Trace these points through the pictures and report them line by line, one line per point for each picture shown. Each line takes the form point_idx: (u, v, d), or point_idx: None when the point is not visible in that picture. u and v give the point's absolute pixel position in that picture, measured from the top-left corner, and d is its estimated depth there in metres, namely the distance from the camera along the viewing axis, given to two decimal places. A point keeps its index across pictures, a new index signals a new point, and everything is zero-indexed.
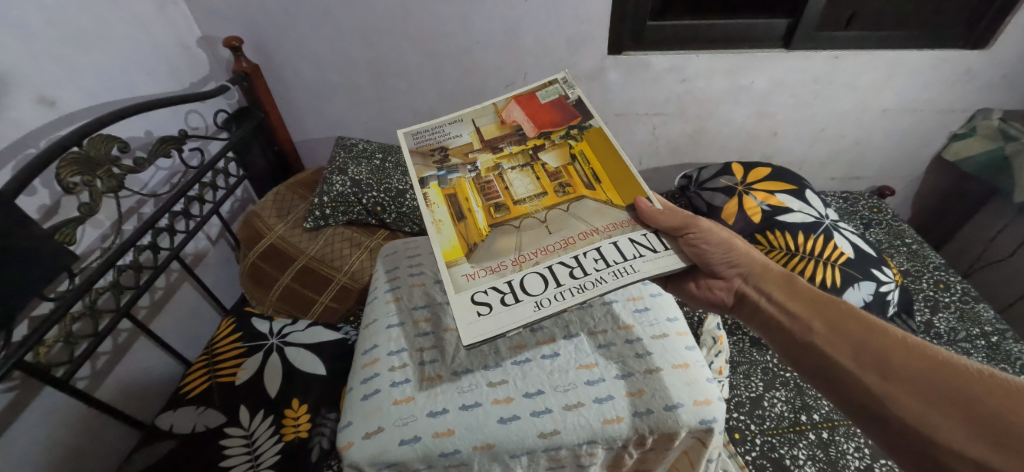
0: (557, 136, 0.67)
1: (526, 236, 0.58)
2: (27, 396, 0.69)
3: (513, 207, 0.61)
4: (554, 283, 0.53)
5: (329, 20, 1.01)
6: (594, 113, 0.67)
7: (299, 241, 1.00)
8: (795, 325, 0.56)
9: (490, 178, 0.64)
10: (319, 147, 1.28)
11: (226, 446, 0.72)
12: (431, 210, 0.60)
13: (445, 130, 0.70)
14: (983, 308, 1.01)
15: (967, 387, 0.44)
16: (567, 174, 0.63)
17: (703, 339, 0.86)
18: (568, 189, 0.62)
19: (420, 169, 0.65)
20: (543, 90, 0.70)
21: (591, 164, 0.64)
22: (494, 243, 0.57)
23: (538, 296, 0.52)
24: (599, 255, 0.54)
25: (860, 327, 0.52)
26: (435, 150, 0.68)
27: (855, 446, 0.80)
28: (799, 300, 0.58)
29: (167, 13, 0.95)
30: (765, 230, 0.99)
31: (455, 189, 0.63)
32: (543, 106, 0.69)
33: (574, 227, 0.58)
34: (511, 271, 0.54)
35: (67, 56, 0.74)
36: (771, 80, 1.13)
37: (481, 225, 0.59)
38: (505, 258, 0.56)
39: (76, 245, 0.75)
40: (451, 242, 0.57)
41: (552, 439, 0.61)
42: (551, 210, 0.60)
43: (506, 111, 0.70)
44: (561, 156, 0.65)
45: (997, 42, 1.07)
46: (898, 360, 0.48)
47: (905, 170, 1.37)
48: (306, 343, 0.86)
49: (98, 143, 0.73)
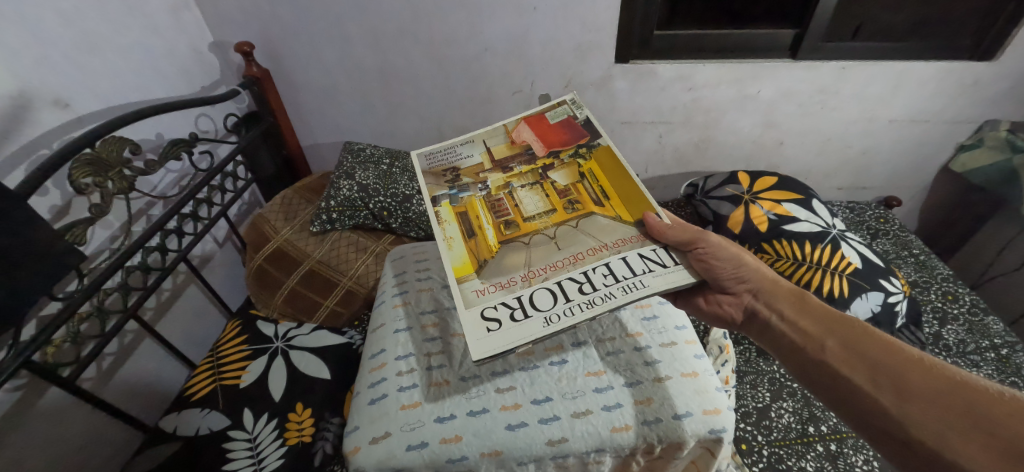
0: (567, 155, 0.68)
1: (536, 252, 0.58)
2: (33, 395, 0.69)
3: (522, 224, 0.61)
4: (563, 298, 0.52)
5: (340, 27, 1.02)
6: (601, 131, 0.68)
7: (306, 247, 1.01)
8: (808, 344, 0.56)
9: (500, 196, 0.65)
10: (327, 152, 1.29)
11: (230, 449, 0.71)
12: (442, 228, 0.61)
13: (457, 150, 0.73)
14: (992, 321, 1.00)
15: (986, 410, 0.44)
16: (576, 191, 0.64)
17: (710, 348, 0.84)
18: (577, 206, 0.62)
19: (432, 188, 0.67)
20: (552, 110, 0.72)
21: (600, 182, 0.64)
22: (504, 259, 0.58)
23: (547, 311, 0.51)
24: (608, 270, 0.54)
25: (874, 350, 0.52)
26: (446, 170, 0.70)
27: (864, 459, 0.78)
28: (810, 318, 0.58)
29: (180, 18, 0.96)
30: (773, 239, 0.99)
31: (466, 207, 0.64)
32: (552, 126, 0.70)
33: (583, 242, 0.58)
34: (520, 287, 0.54)
35: (83, 59, 0.75)
36: (779, 89, 1.13)
37: (491, 242, 0.60)
38: (515, 274, 0.56)
39: (86, 245, 0.76)
40: (462, 258, 0.58)
41: (561, 446, 0.61)
42: (560, 226, 0.60)
43: (517, 131, 0.72)
44: (570, 175, 0.66)
45: (1005, 54, 1.07)
46: (916, 381, 0.48)
47: (913, 181, 1.36)
48: (311, 346, 0.86)
49: (110, 145, 0.74)
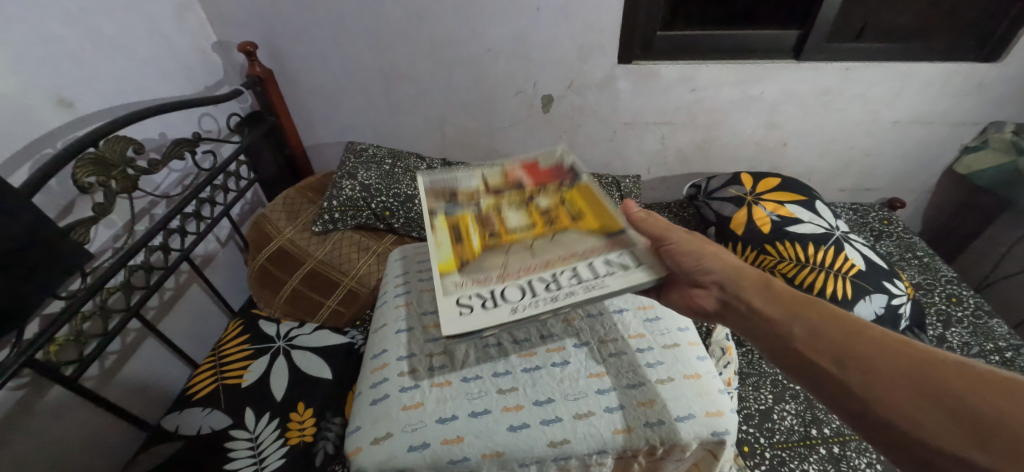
0: (551, 188, 0.66)
1: (515, 256, 0.56)
2: (35, 394, 0.69)
3: (503, 235, 0.59)
4: (531, 293, 0.50)
5: (343, 27, 1.02)
6: (584, 171, 0.68)
7: (307, 246, 1.01)
8: (779, 332, 0.49)
9: (487, 212, 0.63)
10: (329, 152, 1.29)
11: (232, 448, 0.71)
12: (435, 231, 0.60)
13: (452, 175, 0.71)
14: (996, 323, 1.00)
15: (972, 400, 0.38)
16: (557, 212, 0.62)
17: (713, 349, 0.84)
18: (556, 223, 0.60)
19: (428, 200, 0.65)
20: (542, 156, 0.73)
21: (580, 206, 0.62)
22: (483, 261, 0.55)
23: (515, 302, 0.49)
24: (577, 272, 0.52)
25: (848, 339, 0.45)
26: (442, 189, 0.68)
27: (867, 462, 0.78)
28: (779, 304, 0.50)
29: (184, 18, 0.96)
30: (775, 241, 0.98)
31: (457, 218, 0.62)
32: (541, 167, 0.71)
33: (558, 250, 0.56)
34: (494, 282, 0.52)
35: (88, 59, 0.76)
36: (782, 91, 1.13)
37: (474, 246, 0.57)
38: (492, 273, 0.53)
39: (89, 244, 0.76)
40: (446, 256, 0.56)
41: (562, 448, 0.61)
42: (538, 238, 0.58)
43: (506, 168, 0.72)
44: (553, 200, 0.64)
45: (1010, 55, 1.06)
46: (897, 373, 0.41)
47: (917, 183, 1.36)
48: (312, 346, 0.87)
49: (114, 145, 0.74)
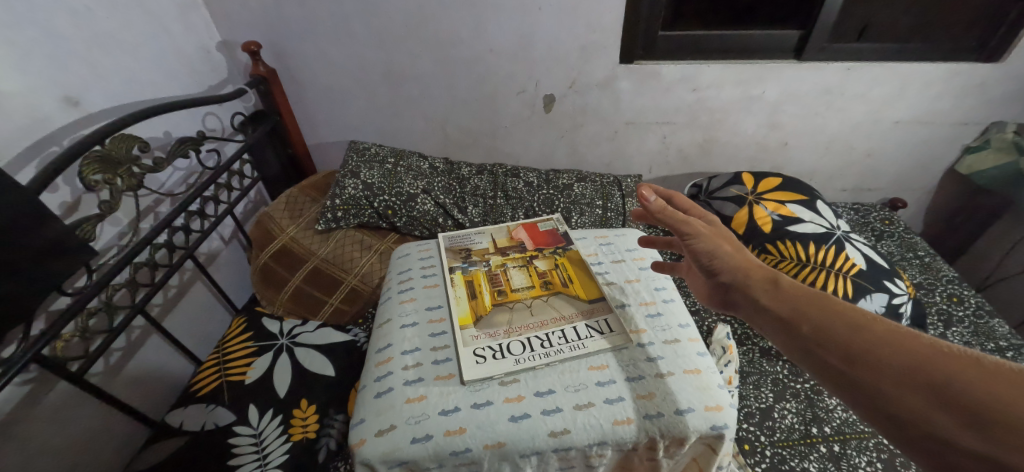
0: (548, 251, 0.88)
1: (517, 314, 0.74)
2: (41, 389, 0.70)
3: (510, 293, 0.78)
4: (529, 348, 0.70)
5: (346, 26, 1.03)
6: (575, 241, 0.90)
7: (309, 244, 1.01)
8: (782, 323, 0.47)
9: (497, 271, 0.83)
10: (332, 151, 1.29)
11: (235, 445, 0.72)
12: (454, 289, 0.80)
13: (472, 237, 0.93)
14: (997, 323, 1.00)
15: (972, 388, 0.35)
16: (551, 275, 0.82)
17: (713, 348, 0.85)
18: (550, 286, 0.79)
19: (450, 260, 0.87)
20: (543, 223, 0.96)
21: (568, 272, 0.82)
22: (493, 316, 0.74)
23: (517, 355, 0.69)
24: (562, 334, 0.71)
25: (853, 331, 0.42)
26: (462, 249, 0.90)
27: (867, 460, 0.79)
28: (781, 296, 0.49)
29: (189, 18, 0.97)
30: (776, 240, 0.98)
31: (472, 276, 0.82)
32: (541, 232, 0.93)
33: (549, 312, 0.75)
34: (502, 337, 0.71)
35: (94, 57, 0.77)
36: (783, 91, 1.13)
37: (486, 303, 0.77)
38: (500, 328, 0.72)
39: (95, 241, 0.77)
40: (465, 312, 0.75)
41: (562, 438, 0.62)
42: (536, 299, 0.77)
43: (514, 231, 0.94)
44: (548, 263, 0.85)
45: (1011, 56, 1.07)
46: (907, 367, 0.38)
47: (918, 183, 1.36)
48: (315, 343, 0.87)
49: (119, 143, 0.74)
